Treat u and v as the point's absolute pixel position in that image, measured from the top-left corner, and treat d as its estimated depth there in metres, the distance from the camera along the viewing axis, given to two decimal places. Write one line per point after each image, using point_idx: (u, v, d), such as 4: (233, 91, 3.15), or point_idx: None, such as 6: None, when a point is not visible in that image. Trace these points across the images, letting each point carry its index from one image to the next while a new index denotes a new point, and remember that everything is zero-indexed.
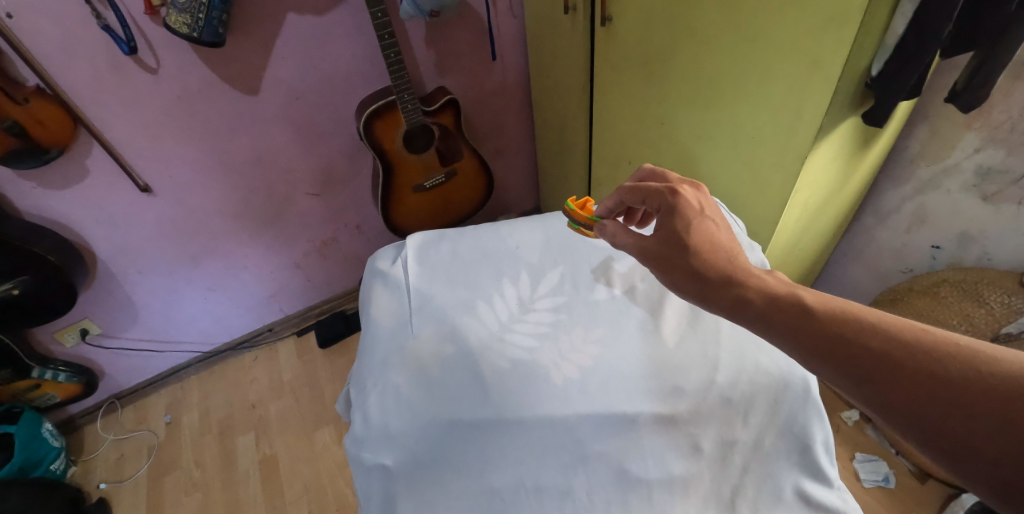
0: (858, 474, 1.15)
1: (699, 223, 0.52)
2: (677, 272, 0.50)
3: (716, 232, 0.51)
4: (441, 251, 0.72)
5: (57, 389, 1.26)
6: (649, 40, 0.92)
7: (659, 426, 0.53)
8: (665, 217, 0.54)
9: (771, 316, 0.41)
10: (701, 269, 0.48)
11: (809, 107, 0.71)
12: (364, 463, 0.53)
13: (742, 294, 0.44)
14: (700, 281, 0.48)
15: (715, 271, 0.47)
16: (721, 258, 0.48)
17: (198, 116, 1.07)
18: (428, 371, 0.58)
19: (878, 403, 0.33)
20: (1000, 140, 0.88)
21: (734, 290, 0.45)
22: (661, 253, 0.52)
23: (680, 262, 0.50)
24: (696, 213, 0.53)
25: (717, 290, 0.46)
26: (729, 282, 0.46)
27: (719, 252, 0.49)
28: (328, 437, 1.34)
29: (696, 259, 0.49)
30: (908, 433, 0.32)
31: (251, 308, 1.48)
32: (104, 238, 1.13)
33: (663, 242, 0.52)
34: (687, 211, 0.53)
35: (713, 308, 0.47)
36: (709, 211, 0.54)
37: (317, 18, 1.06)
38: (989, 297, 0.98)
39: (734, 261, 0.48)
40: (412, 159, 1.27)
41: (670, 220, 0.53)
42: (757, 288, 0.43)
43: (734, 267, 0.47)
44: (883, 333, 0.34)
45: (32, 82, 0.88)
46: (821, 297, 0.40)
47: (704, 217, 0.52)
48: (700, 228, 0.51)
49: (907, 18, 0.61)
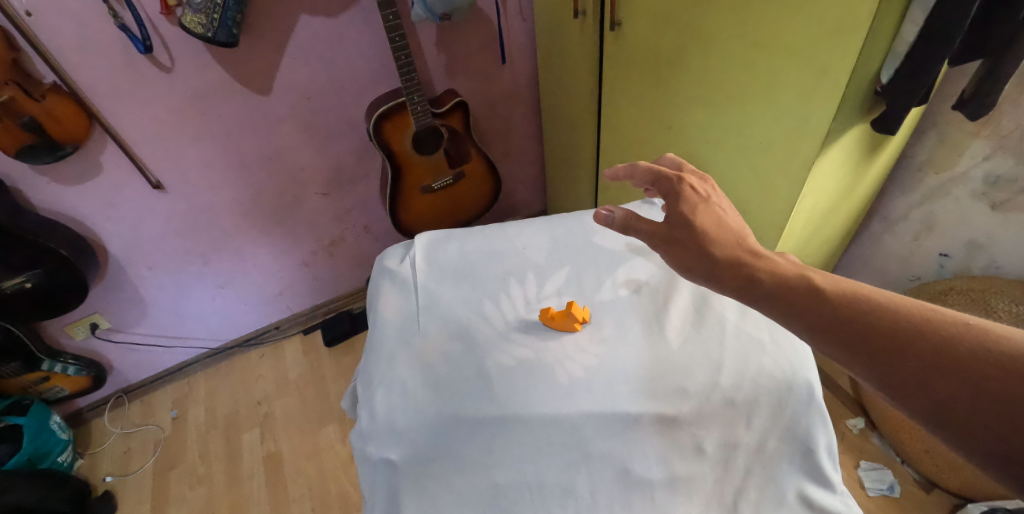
0: (862, 482, 1.14)
1: (706, 208, 0.54)
2: (688, 256, 0.51)
3: (724, 216, 0.53)
4: (449, 250, 0.73)
5: (66, 382, 1.28)
6: (658, 44, 0.93)
7: (661, 427, 0.53)
8: (672, 201, 0.55)
9: (780, 294, 0.42)
10: (712, 250, 0.49)
11: (817, 114, 0.72)
12: (368, 456, 0.54)
13: (752, 275, 0.45)
14: (711, 264, 0.49)
15: (728, 255, 0.48)
16: (733, 243, 0.49)
17: (210, 115, 1.09)
18: (434, 366, 0.59)
19: (887, 379, 0.34)
20: (1010, 148, 0.87)
21: (744, 269, 0.46)
22: (672, 236, 0.53)
23: (694, 247, 0.51)
24: (702, 199, 0.55)
25: (728, 270, 0.47)
26: (739, 263, 0.47)
27: (728, 235, 0.50)
28: (332, 435, 1.35)
29: (708, 242, 0.50)
30: (918, 414, 0.32)
31: (259, 305, 1.49)
32: (115, 233, 1.15)
33: (675, 227, 0.53)
34: (692, 197, 0.55)
35: (722, 288, 0.47)
36: (714, 199, 0.55)
37: (329, 19, 1.08)
38: (997, 305, 0.95)
39: (743, 243, 0.49)
40: (420, 161, 1.28)
41: (677, 204, 0.54)
42: (767, 268, 0.45)
43: (746, 251, 0.48)
44: (893, 314, 0.36)
45: (48, 79, 0.90)
46: (831, 279, 0.41)
47: (709, 204, 0.54)
48: (707, 211, 0.53)
49: (917, 26, 0.61)
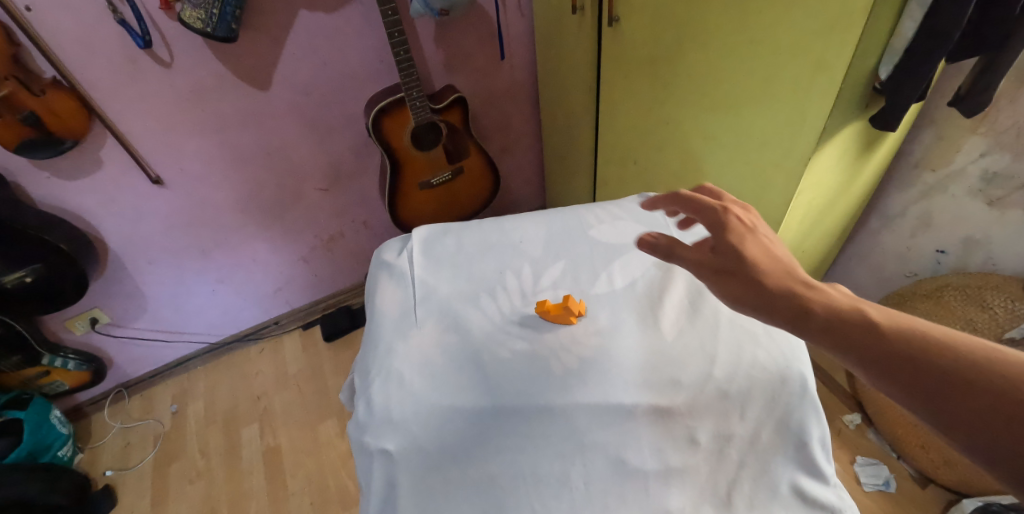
0: (858, 477, 1.15)
1: (752, 238, 0.50)
2: (733, 285, 0.47)
3: (772, 246, 0.49)
4: (447, 244, 0.73)
5: (66, 377, 1.29)
6: (656, 41, 0.93)
7: (654, 418, 0.54)
8: (714, 231, 0.52)
9: (834, 329, 0.39)
10: (759, 281, 0.46)
11: (813, 109, 0.72)
12: (366, 446, 0.54)
13: (803, 306, 0.42)
14: (759, 295, 0.45)
15: (778, 286, 0.45)
16: (782, 274, 0.46)
17: (210, 110, 1.09)
18: (431, 359, 0.60)
19: (968, 435, 0.30)
20: (1006, 145, 0.87)
21: (797, 302, 0.43)
22: (719, 265, 0.49)
23: (739, 277, 0.47)
24: (747, 228, 0.51)
25: (778, 303, 0.44)
26: (791, 296, 0.44)
27: (777, 266, 0.47)
28: (331, 430, 1.36)
29: (756, 272, 0.47)
30: (1006, 478, 0.29)
31: (258, 301, 1.50)
32: (115, 228, 1.15)
33: (720, 255, 0.50)
34: (737, 226, 0.51)
35: (771, 321, 0.44)
36: (762, 229, 0.52)
37: (328, 15, 1.08)
38: (992, 302, 0.95)
39: (795, 275, 0.46)
40: (419, 157, 1.28)
41: (720, 233, 0.51)
42: (821, 302, 0.41)
43: (797, 283, 0.45)
44: (971, 360, 0.32)
45: (49, 75, 0.90)
46: (897, 318, 0.37)
47: (756, 234, 0.51)
48: (754, 242, 0.49)
49: (915, 22, 0.61)
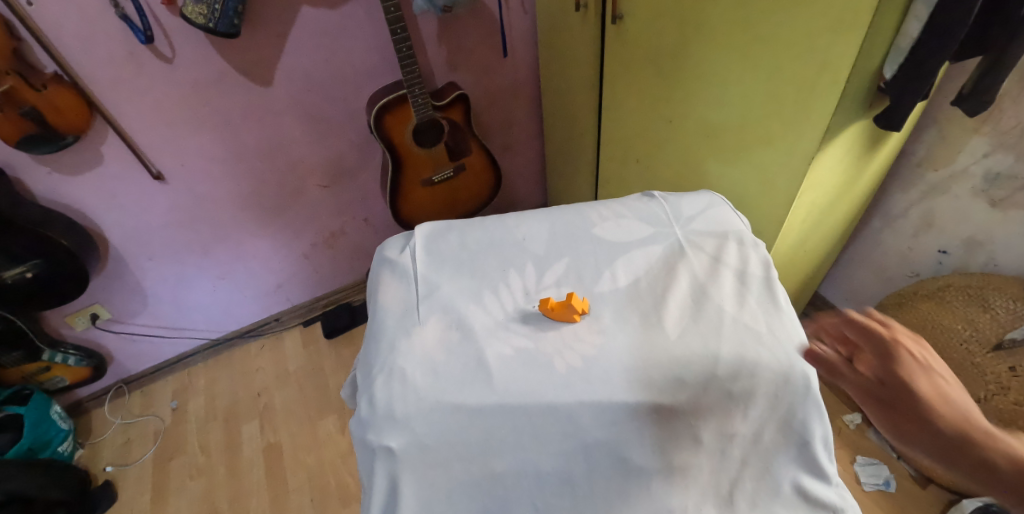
0: (858, 477, 1.15)
1: (928, 375, 0.41)
2: (906, 431, 0.39)
3: (957, 392, 0.40)
4: (449, 241, 0.73)
5: (67, 373, 1.28)
6: (660, 39, 0.92)
7: (657, 417, 0.54)
8: (879, 359, 0.44)
9: None
10: (939, 431, 0.37)
11: (817, 108, 0.71)
12: (369, 443, 0.54)
13: (992, 463, 0.35)
14: (942, 450, 0.37)
15: (964, 440, 0.36)
16: (972, 427, 0.37)
17: (211, 106, 1.09)
18: (434, 356, 0.59)
19: None
20: (1009, 145, 0.87)
21: (995, 467, 0.34)
22: (886, 398, 0.41)
23: (913, 421, 0.39)
24: (921, 362, 0.42)
25: (968, 462, 0.36)
26: (986, 459, 0.35)
27: (962, 415, 0.38)
28: (331, 427, 1.36)
29: (934, 419, 0.38)
30: None
31: (259, 297, 1.49)
32: (116, 224, 1.15)
33: (888, 388, 0.41)
34: (908, 360, 0.42)
35: (959, 477, 0.37)
36: (939, 362, 0.42)
37: (330, 11, 1.08)
38: (995, 303, 0.95)
39: (987, 430, 0.36)
40: (421, 154, 1.28)
41: (888, 364, 0.43)
42: (1012, 459, 0.34)
43: (993, 439, 0.36)
44: None
45: (50, 70, 0.90)
46: None
47: (933, 370, 0.41)
48: (930, 380, 0.40)
49: (921, 22, 0.61)
